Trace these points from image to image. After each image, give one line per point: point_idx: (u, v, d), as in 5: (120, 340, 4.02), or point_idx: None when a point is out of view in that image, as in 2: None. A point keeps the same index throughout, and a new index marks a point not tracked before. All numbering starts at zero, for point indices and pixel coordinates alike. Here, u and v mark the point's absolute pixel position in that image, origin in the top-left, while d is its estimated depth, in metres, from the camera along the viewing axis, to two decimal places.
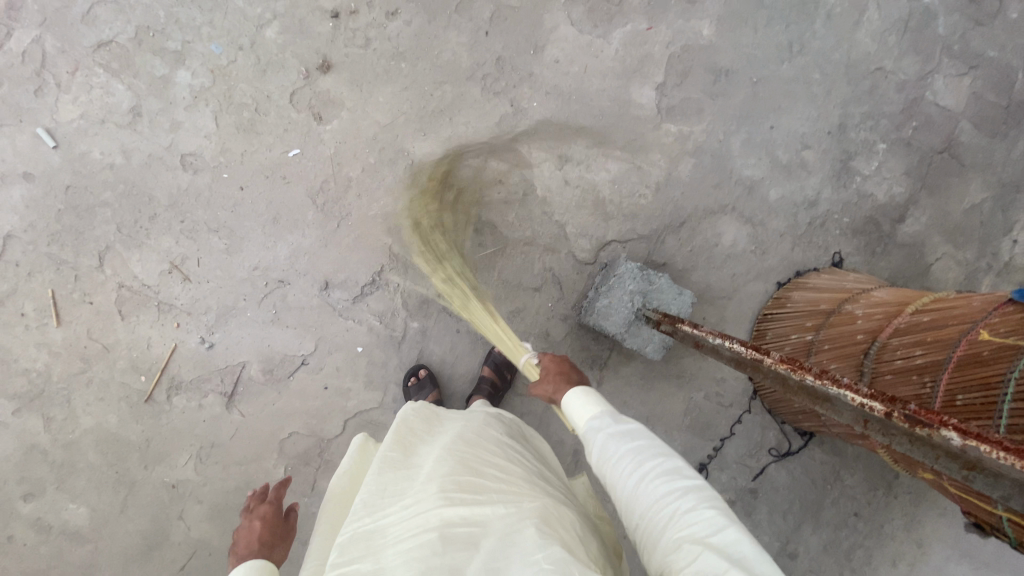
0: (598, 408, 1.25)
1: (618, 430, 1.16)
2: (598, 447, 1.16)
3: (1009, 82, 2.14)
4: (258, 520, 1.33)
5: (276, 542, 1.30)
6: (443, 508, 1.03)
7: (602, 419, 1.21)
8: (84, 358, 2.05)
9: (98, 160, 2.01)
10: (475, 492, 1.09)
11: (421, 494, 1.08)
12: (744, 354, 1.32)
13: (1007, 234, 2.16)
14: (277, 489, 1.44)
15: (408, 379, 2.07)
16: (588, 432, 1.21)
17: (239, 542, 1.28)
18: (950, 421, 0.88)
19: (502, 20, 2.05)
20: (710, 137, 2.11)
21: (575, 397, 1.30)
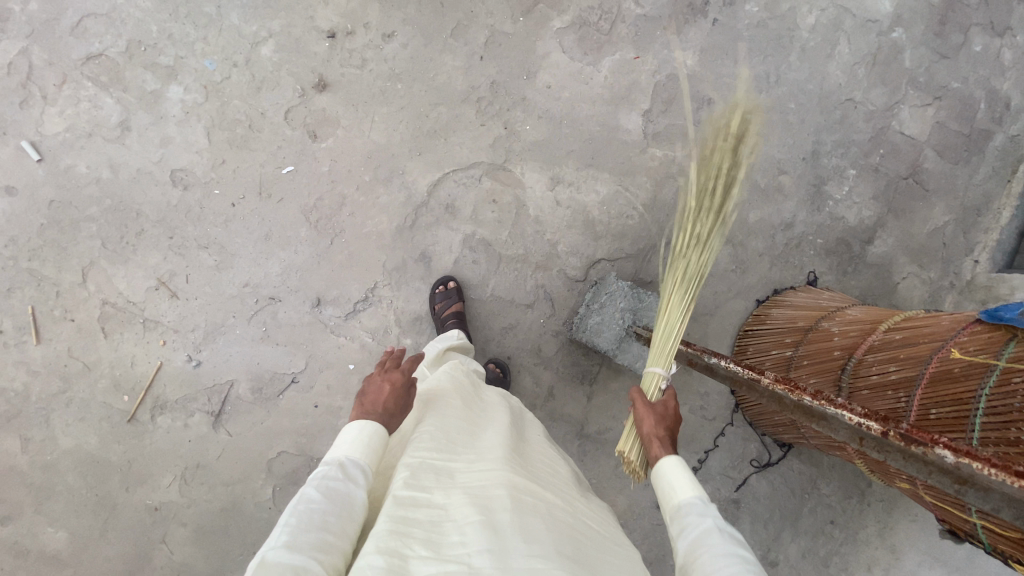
0: (703, 496, 1.27)
1: (724, 532, 1.17)
2: (695, 533, 1.19)
3: (968, 113, 2.31)
4: (388, 383, 1.32)
5: (395, 413, 1.29)
6: (512, 474, 1.17)
7: (705, 509, 1.23)
8: (64, 377, 2.00)
9: (84, 174, 1.98)
10: (534, 474, 1.24)
11: (491, 457, 1.21)
12: (740, 373, 1.40)
13: (968, 254, 2.32)
14: (409, 362, 1.42)
15: (436, 288, 2.09)
16: (689, 512, 1.23)
17: (365, 396, 1.30)
18: (940, 439, 0.97)
19: (496, 45, 2.11)
20: (693, 161, 2.21)
21: (676, 467, 1.30)
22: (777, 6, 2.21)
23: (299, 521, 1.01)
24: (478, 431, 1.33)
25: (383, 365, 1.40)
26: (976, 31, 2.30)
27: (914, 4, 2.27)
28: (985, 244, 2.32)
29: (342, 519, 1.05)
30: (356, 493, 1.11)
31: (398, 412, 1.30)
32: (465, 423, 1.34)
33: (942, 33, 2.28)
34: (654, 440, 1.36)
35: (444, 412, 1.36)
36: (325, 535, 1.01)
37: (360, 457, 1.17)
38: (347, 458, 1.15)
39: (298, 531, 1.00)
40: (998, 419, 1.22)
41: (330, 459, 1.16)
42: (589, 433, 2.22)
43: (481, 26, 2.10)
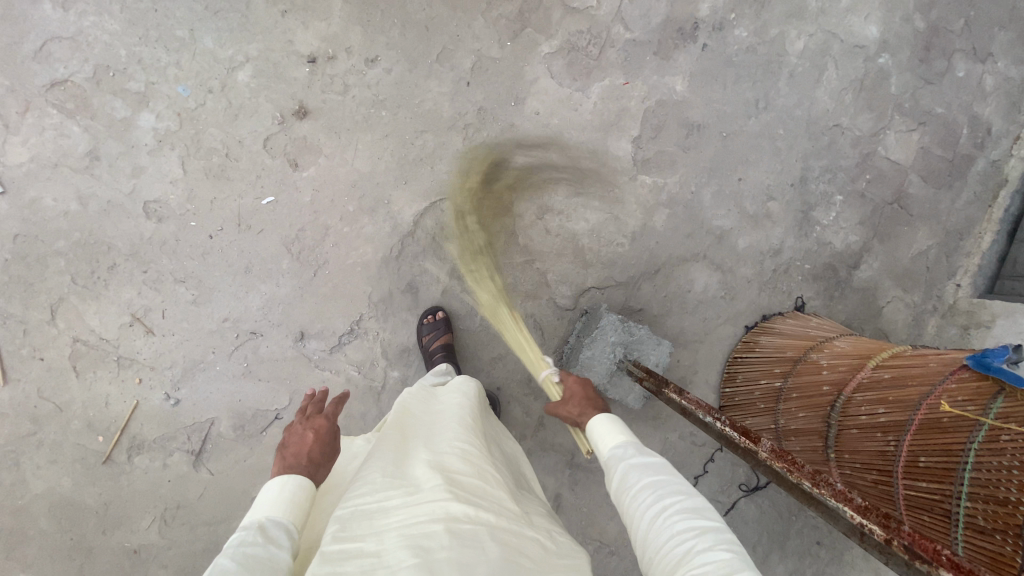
0: (622, 438, 1.29)
1: (642, 463, 1.19)
2: (620, 474, 1.20)
3: (952, 138, 2.33)
4: (312, 431, 1.28)
5: (322, 463, 1.24)
6: (450, 501, 1.06)
7: (628, 448, 1.24)
8: (34, 419, 1.92)
9: (51, 207, 1.88)
10: (481, 498, 1.13)
11: (428, 486, 1.10)
12: (733, 436, 1.31)
13: (951, 278, 2.35)
14: (334, 405, 1.38)
15: (424, 318, 2.04)
16: (611, 459, 1.25)
17: (286, 449, 1.24)
18: (943, 551, 0.92)
19: (483, 70, 2.05)
20: (682, 189, 2.19)
21: (597, 424, 1.34)
22: (766, 31, 2.19)
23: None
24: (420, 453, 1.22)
25: (304, 413, 1.34)
26: (960, 56, 2.31)
27: (900, 29, 2.27)
28: (967, 268, 2.35)
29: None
30: (278, 554, 1.02)
31: (325, 461, 1.25)
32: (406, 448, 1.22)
33: (928, 58, 2.29)
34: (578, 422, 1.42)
35: (382, 450, 1.25)
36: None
37: (281, 516, 1.10)
38: (267, 519, 1.08)
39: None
40: (987, 475, 1.24)
41: (248, 522, 1.08)
42: (579, 462, 2.20)
43: (467, 51, 2.04)
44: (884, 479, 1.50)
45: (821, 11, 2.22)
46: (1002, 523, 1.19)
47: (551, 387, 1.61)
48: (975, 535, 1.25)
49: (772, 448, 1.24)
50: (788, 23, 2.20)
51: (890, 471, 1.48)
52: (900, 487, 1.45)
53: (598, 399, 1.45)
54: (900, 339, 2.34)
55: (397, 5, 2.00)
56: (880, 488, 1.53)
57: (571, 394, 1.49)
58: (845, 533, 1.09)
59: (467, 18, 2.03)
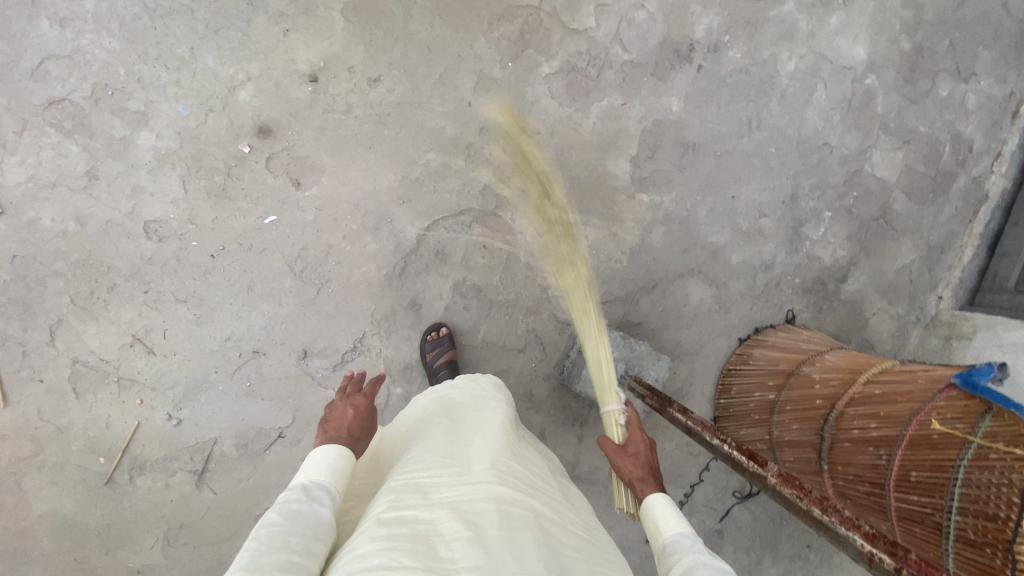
0: (687, 530, 1.24)
1: (710, 562, 1.14)
2: (685, 562, 1.14)
3: (935, 157, 2.42)
4: (352, 408, 1.30)
5: (362, 437, 1.26)
6: (499, 485, 1.11)
7: (696, 544, 1.20)
8: (34, 441, 1.91)
9: (50, 227, 1.87)
10: (524, 484, 1.17)
11: (478, 468, 1.14)
12: (742, 460, 1.38)
13: (933, 290, 2.45)
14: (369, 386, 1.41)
15: (427, 335, 2.07)
16: (674, 549, 1.20)
17: (327, 422, 1.27)
18: None
19: (484, 90, 2.08)
20: (678, 206, 2.24)
21: (664, 504, 1.30)
22: (759, 53, 2.26)
23: (259, 546, 0.93)
24: (467, 436, 1.27)
25: (343, 392, 1.38)
26: (943, 77, 2.40)
27: (887, 51, 2.36)
28: (948, 281, 2.45)
29: (306, 538, 0.98)
30: (321, 513, 1.04)
31: (363, 436, 1.28)
32: (451, 434, 1.27)
33: (912, 79, 2.38)
34: (636, 483, 1.37)
35: (428, 433, 1.31)
36: (288, 555, 0.93)
37: (324, 480, 1.11)
38: (311, 481, 1.10)
39: (259, 553, 0.92)
40: (976, 491, 1.31)
41: (293, 483, 1.10)
42: (580, 473, 2.24)
43: (469, 71, 2.07)
44: (876, 491, 1.57)
45: (811, 33, 2.29)
46: (992, 538, 1.26)
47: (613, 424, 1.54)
48: (965, 548, 1.32)
49: (780, 473, 1.30)
50: (780, 45, 2.27)
51: (882, 484, 1.55)
52: (892, 500, 1.52)
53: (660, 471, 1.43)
54: (885, 349, 2.44)
55: (400, 25, 2.01)
56: (871, 499, 1.60)
57: (635, 450, 1.43)
58: (853, 558, 1.14)
59: (469, 39, 2.06)
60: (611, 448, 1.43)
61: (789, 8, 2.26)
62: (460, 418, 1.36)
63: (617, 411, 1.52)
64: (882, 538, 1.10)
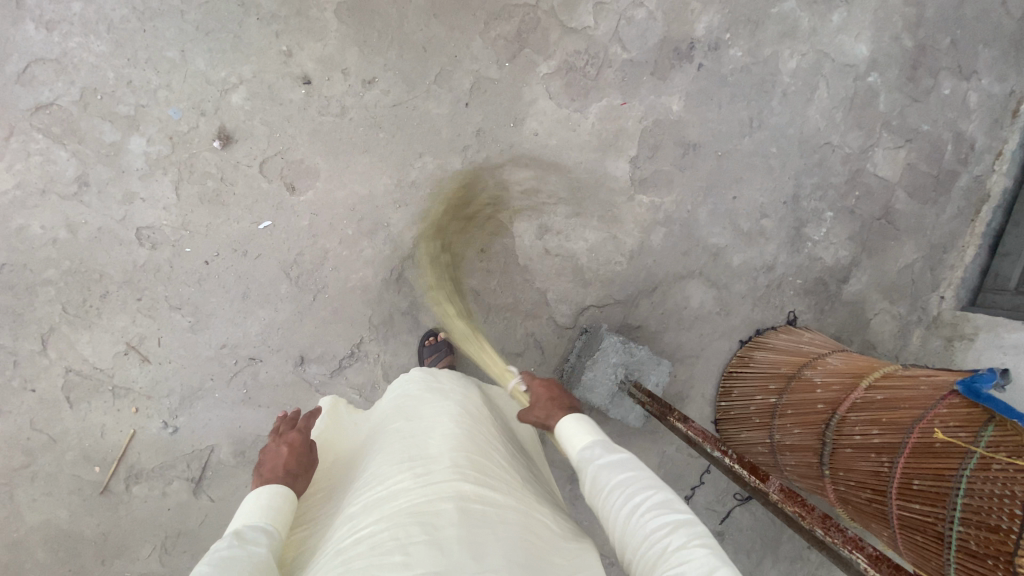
0: (590, 437, 1.31)
1: (610, 462, 1.22)
2: (590, 478, 1.22)
3: (938, 155, 2.40)
4: (286, 446, 1.27)
5: (301, 471, 1.24)
6: (458, 482, 1.08)
7: (596, 449, 1.27)
8: (28, 450, 1.89)
9: (40, 235, 1.84)
10: (486, 475, 1.14)
11: (434, 466, 1.11)
12: (745, 473, 1.36)
13: (935, 290, 2.43)
14: (306, 420, 1.38)
15: (425, 341, 2.03)
16: (582, 462, 1.27)
17: (262, 466, 1.23)
18: None
19: (481, 92, 2.05)
20: (679, 208, 2.21)
21: (566, 424, 1.36)
22: (760, 51, 2.22)
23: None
24: (424, 431, 1.22)
25: (277, 431, 1.34)
26: (947, 74, 2.37)
27: (889, 48, 2.32)
28: (950, 281, 2.43)
29: None
30: (256, 554, 0.99)
31: (303, 471, 1.25)
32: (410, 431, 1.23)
33: (915, 77, 2.35)
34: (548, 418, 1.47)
35: (387, 437, 1.27)
36: None
37: (260, 522, 1.07)
38: (244, 525, 1.05)
39: None
40: (978, 502, 1.29)
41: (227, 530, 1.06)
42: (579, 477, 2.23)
43: (466, 72, 2.03)
44: (877, 498, 1.56)
45: (813, 30, 2.25)
46: (994, 550, 1.24)
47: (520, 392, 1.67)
48: (968, 559, 1.31)
49: (782, 488, 1.28)
50: (781, 43, 2.23)
51: (884, 492, 1.54)
52: (893, 508, 1.51)
53: (562, 402, 1.50)
54: (887, 349, 2.42)
55: (395, 26, 1.97)
56: (873, 506, 1.59)
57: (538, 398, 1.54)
58: None
59: (465, 39, 2.02)
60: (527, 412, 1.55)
61: (790, 5, 2.23)
62: (418, 410, 1.31)
63: (515, 379, 1.65)
64: (886, 560, 1.08)
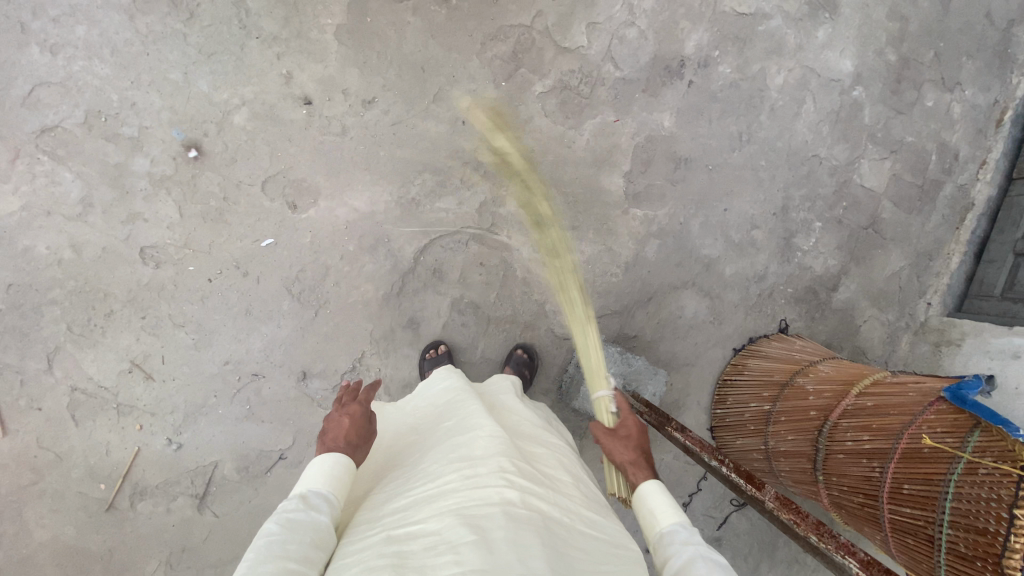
0: (684, 522, 1.25)
1: (705, 554, 1.15)
2: (684, 555, 1.15)
3: (921, 165, 2.47)
4: (348, 417, 1.25)
5: (360, 445, 1.23)
6: (506, 487, 1.06)
7: (691, 536, 1.21)
8: (33, 469, 1.90)
9: (44, 255, 1.87)
10: (535, 481, 1.13)
11: (484, 469, 1.10)
12: (740, 483, 1.40)
13: (921, 297, 2.50)
14: (367, 391, 1.36)
15: (426, 353, 2.07)
16: (670, 542, 1.21)
17: (324, 434, 1.24)
18: None
19: (478, 110, 2.10)
20: (672, 220, 2.27)
21: (658, 492, 1.30)
22: (748, 67, 2.29)
23: (257, 557, 0.94)
24: (474, 434, 1.21)
25: (340, 399, 1.33)
26: (928, 87, 2.45)
27: (873, 63, 2.40)
28: (936, 287, 2.50)
29: (303, 546, 0.98)
30: (320, 522, 1.04)
31: (363, 442, 1.25)
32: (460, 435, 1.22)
33: (898, 90, 2.42)
34: (629, 466, 1.39)
35: (437, 439, 1.27)
36: (285, 564, 0.93)
37: (324, 488, 1.10)
38: (310, 489, 1.09)
39: (257, 564, 0.93)
40: (967, 505, 1.33)
41: (294, 492, 1.10)
42: None
43: (463, 91, 2.08)
44: (870, 503, 1.61)
45: (799, 47, 2.33)
46: (982, 552, 1.29)
47: (602, 407, 1.60)
48: (956, 560, 1.36)
49: (778, 497, 1.32)
50: (768, 59, 2.30)
51: (876, 496, 1.58)
52: (886, 512, 1.55)
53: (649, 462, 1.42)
54: (876, 355, 2.49)
55: (394, 47, 2.02)
56: (866, 510, 1.64)
57: (628, 434, 1.45)
58: None
59: (462, 59, 2.07)
60: (608, 438, 1.46)
61: (777, 23, 2.30)
62: (468, 414, 1.30)
63: (608, 396, 1.57)
64: (877, 563, 1.10)
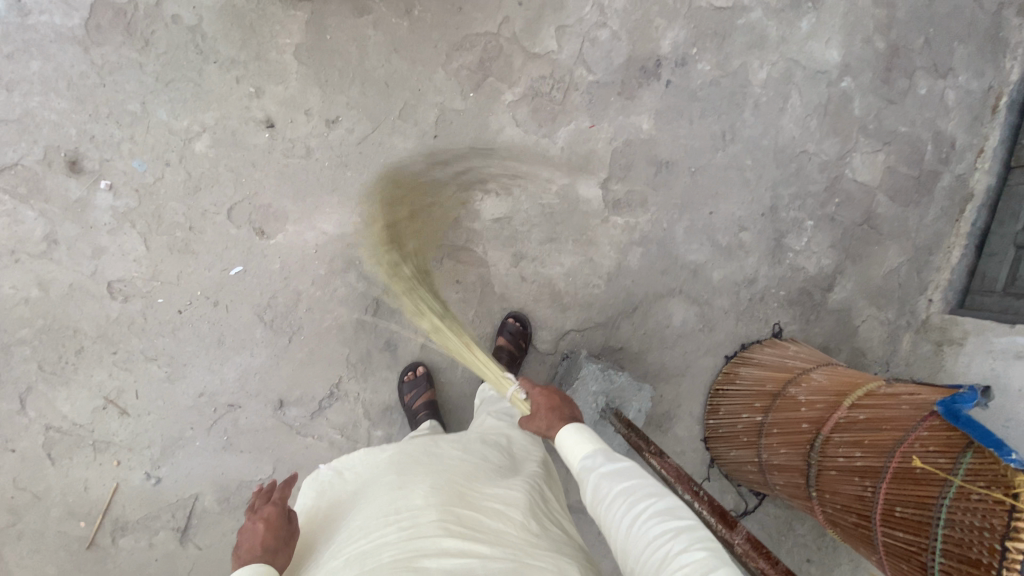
0: (590, 445, 1.27)
1: (611, 469, 1.19)
2: (592, 489, 1.19)
3: (918, 156, 2.36)
4: (262, 520, 1.17)
5: (281, 546, 1.16)
6: (444, 537, 1.04)
7: (596, 457, 1.23)
8: (13, 509, 1.89)
9: (11, 294, 1.85)
10: (477, 525, 1.10)
11: (422, 521, 1.08)
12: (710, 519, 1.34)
13: (922, 293, 2.39)
14: (282, 489, 1.28)
15: (404, 376, 2.02)
16: (580, 471, 1.23)
17: (239, 547, 1.14)
18: None
19: (448, 123, 2.03)
20: (654, 226, 2.19)
21: (569, 435, 1.29)
22: (729, 63, 2.19)
23: None
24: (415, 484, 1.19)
25: (252, 504, 1.24)
26: (922, 74, 2.33)
27: (862, 51, 2.28)
28: (937, 283, 2.39)
29: None
30: None
31: (284, 544, 1.17)
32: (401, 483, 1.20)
33: (889, 79, 2.31)
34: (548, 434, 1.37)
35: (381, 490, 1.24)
36: None
37: None
38: None
39: None
40: (960, 534, 1.26)
41: None
42: (570, 502, 2.21)
43: (430, 104, 2.02)
44: (863, 523, 1.54)
45: (781, 39, 2.22)
46: None
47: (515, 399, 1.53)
48: None
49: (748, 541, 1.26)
50: (749, 54, 2.20)
51: (868, 517, 1.51)
52: (878, 534, 1.48)
53: (564, 411, 1.38)
54: (876, 356, 2.39)
55: (356, 64, 1.96)
56: (860, 530, 1.57)
57: (538, 407, 1.42)
58: None
59: (428, 71, 2.01)
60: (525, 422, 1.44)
61: (757, 15, 2.20)
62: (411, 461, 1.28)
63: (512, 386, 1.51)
64: None
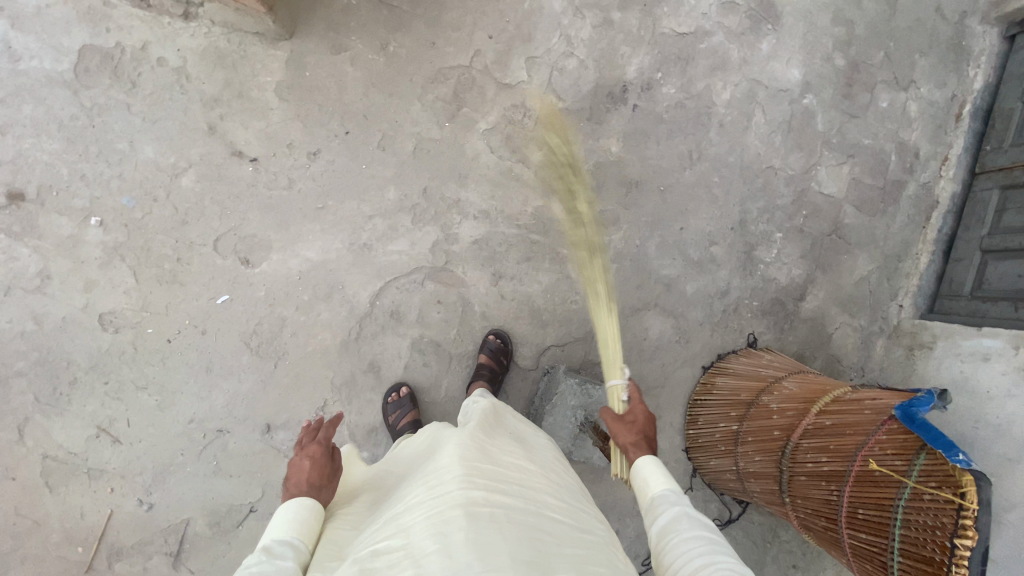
0: (676, 486, 1.34)
1: (693, 517, 1.25)
2: (670, 516, 1.26)
3: (881, 167, 2.45)
4: (309, 459, 1.31)
5: (324, 483, 1.30)
6: (468, 488, 1.09)
7: (682, 499, 1.31)
8: (13, 535, 1.95)
9: (7, 329, 1.92)
10: (498, 479, 1.16)
11: (446, 476, 1.13)
12: None
13: (893, 299, 2.46)
14: (327, 428, 1.42)
15: (388, 396, 2.08)
16: (660, 502, 1.31)
17: (288, 481, 1.28)
18: None
19: (424, 152, 2.12)
20: (628, 243, 2.27)
21: (660, 466, 1.38)
22: (693, 86, 2.29)
23: None
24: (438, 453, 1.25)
25: (299, 442, 1.38)
26: (881, 88, 2.43)
27: (822, 69, 2.38)
28: (907, 289, 2.46)
29: None
30: (287, 565, 1.06)
31: (326, 482, 1.31)
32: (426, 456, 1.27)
33: (850, 94, 2.41)
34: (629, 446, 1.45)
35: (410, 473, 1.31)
36: None
37: (289, 535, 1.14)
38: (272, 539, 1.12)
39: None
40: (915, 533, 1.33)
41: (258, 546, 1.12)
42: None
43: (407, 134, 2.11)
44: (831, 526, 1.60)
45: (743, 61, 2.32)
46: None
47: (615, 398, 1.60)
48: None
49: None
50: (713, 76, 2.30)
51: (835, 519, 1.57)
52: (844, 535, 1.54)
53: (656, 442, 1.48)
54: (851, 362, 2.45)
55: (334, 98, 2.05)
56: (829, 533, 1.63)
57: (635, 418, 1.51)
58: None
59: (404, 103, 2.10)
60: (611, 419, 1.52)
61: (718, 39, 2.30)
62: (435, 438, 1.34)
63: (622, 386, 1.57)
64: None
